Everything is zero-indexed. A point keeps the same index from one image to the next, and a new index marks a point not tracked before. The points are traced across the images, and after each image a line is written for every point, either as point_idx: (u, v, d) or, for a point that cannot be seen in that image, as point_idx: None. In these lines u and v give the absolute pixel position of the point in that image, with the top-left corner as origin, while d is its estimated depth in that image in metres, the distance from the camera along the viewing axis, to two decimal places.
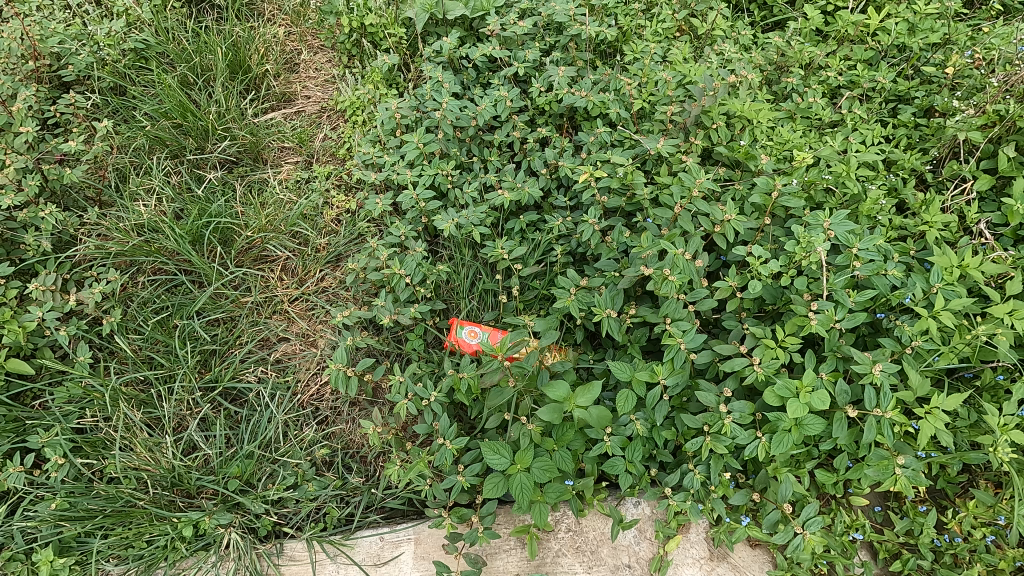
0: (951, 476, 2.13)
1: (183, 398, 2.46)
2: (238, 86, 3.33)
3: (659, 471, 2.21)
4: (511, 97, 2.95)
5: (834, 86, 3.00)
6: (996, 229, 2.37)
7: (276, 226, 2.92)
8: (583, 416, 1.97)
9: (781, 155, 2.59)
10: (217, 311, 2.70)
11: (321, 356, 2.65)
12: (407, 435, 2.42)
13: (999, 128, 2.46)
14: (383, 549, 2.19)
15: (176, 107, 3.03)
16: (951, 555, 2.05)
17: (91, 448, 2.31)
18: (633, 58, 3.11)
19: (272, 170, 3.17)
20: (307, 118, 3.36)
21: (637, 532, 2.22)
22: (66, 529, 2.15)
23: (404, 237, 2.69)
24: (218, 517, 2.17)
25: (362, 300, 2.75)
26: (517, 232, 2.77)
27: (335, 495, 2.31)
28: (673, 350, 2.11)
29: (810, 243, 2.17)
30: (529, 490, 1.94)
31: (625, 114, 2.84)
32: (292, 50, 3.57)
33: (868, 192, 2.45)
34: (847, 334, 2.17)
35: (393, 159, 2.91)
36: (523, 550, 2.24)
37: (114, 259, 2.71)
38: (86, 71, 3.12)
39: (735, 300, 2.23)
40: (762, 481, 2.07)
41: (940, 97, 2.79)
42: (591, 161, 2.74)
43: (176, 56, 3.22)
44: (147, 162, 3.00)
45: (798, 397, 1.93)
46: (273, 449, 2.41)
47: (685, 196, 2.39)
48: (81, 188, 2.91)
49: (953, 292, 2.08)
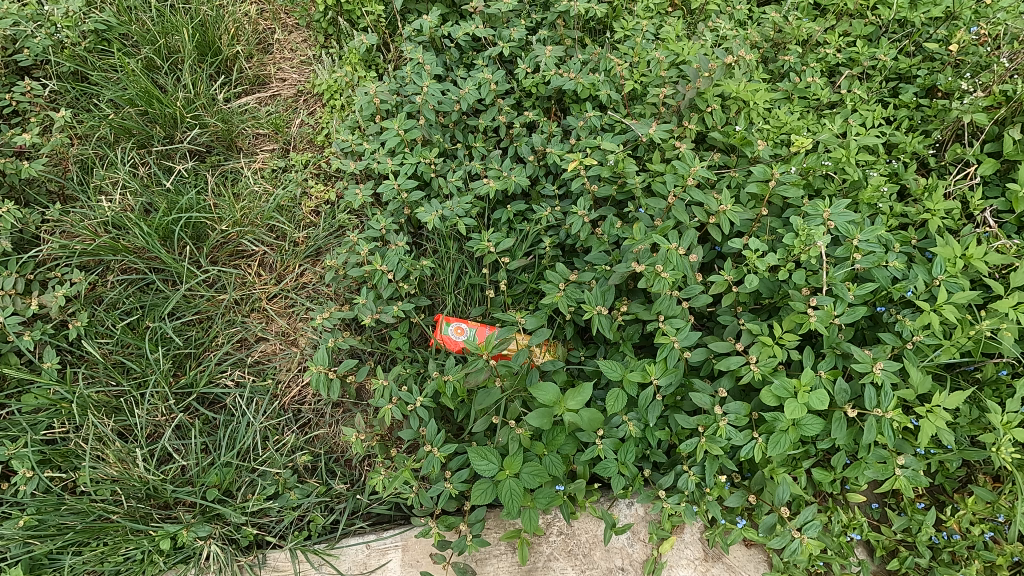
0: (950, 472, 2.08)
1: (157, 405, 2.37)
2: (208, 69, 3.15)
3: (653, 472, 2.14)
4: (496, 80, 2.80)
5: (832, 65, 2.87)
6: (1000, 217, 2.29)
7: (252, 220, 2.80)
8: (574, 420, 1.87)
9: (778, 139, 2.48)
10: (191, 311, 2.60)
11: (301, 357, 2.58)
12: (393, 438, 2.34)
13: (1005, 109, 2.33)
14: (369, 558, 2.13)
15: (141, 94, 2.86)
16: (950, 553, 2.01)
17: (62, 460, 2.22)
18: (623, 36, 2.94)
19: (247, 159, 3.03)
20: (282, 103, 3.21)
21: (630, 534, 2.18)
22: (37, 546, 2.06)
23: (385, 230, 2.57)
24: (196, 529, 2.10)
25: (343, 297, 2.65)
26: (504, 222, 2.66)
27: (319, 503, 2.24)
28: (667, 349, 2.01)
29: (809, 235, 2.06)
30: (518, 497, 1.86)
31: (617, 96, 2.70)
32: (265, 29, 3.39)
33: (869, 178, 2.35)
34: (847, 329, 2.08)
35: (373, 147, 2.76)
36: (513, 554, 2.18)
37: (79, 258, 2.56)
38: (43, 55, 2.88)
39: (731, 295, 2.14)
40: (759, 482, 2.01)
41: (944, 75, 2.67)
42: (580, 147, 2.62)
43: (140, 37, 3.03)
44: (112, 153, 2.83)
45: (796, 398, 1.85)
46: (252, 458, 2.33)
47: (679, 184, 2.28)
48: (42, 182, 2.74)
49: (957, 284, 1.99)
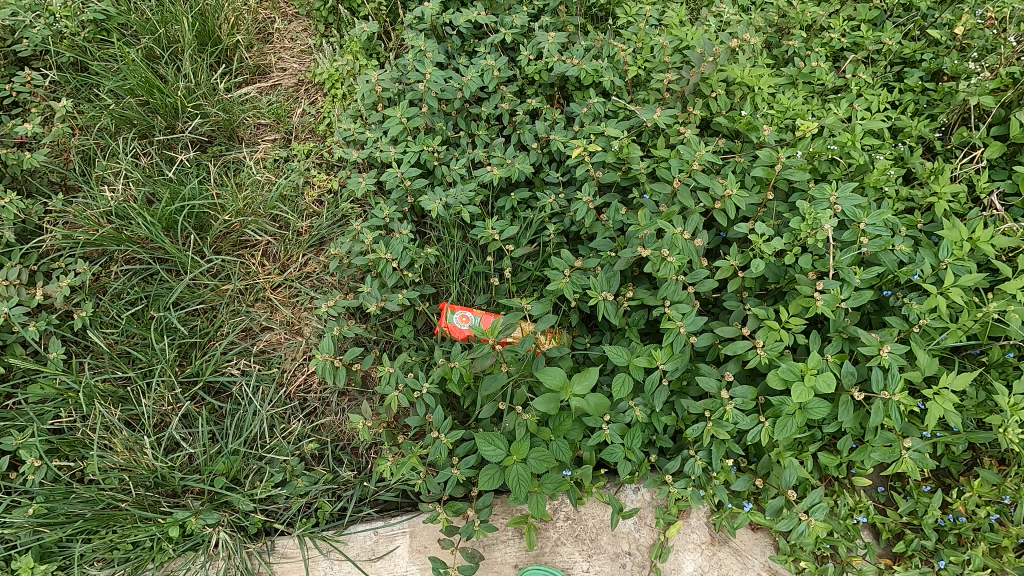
0: (956, 455, 2.08)
1: (163, 394, 2.38)
2: (208, 59, 3.12)
3: (659, 457, 2.15)
4: (498, 66, 2.78)
5: (836, 49, 2.84)
6: (1007, 200, 2.27)
7: (255, 209, 2.79)
8: (581, 405, 1.87)
9: (783, 124, 2.46)
10: (196, 301, 2.61)
11: (307, 345, 2.59)
12: (399, 426, 2.35)
13: (1012, 92, 2.34)
14: (377, 544, 2.15)
15: (141, 83, 2.83)
16: (955, 535, 2.01)
17: (70, 449, 2.24)
18: (626, 22, 2.92)
19: (248, 149, 3.02)
20: (283, 92, 3.19)
21: (637, 519, 2.19)
22: (46, 534, 2.07)
23: (389, 219, 2.56)
24: (205, 517, 2.12)
25: (348, 286, 2.65)
26: (508, 209, 2.66)
27: (327, 490, 2.26)
28: (672, 334, 2.01)
29: (815, 219, 2.06)
30: (525, 482, 1.87)
31: (620, 82, 2.68)
32: (264, 19, 3.36)
33: (874, 162, 2.34)
34: (853, 313, 2.08)
35: (375, 136, 2.74)
36: (520, 540, 2.20)
37: (83, 248, 2.55)
38: (42, 45, 2.87)
39: (737, 280, 2.14)
40: (765, 466, 2.02)
41: (949, 59, 2.65)
42: (584, 134, 2.60)
43: (139, 27, 3.00)
44: (114, 143, 2.82)
45: (802, 381, 1.84)
46: (259, 446, 2.35)
47: (684, 170, 2.26)
48: (44, 173, 2.73)
49: (964, 267, 2.00)
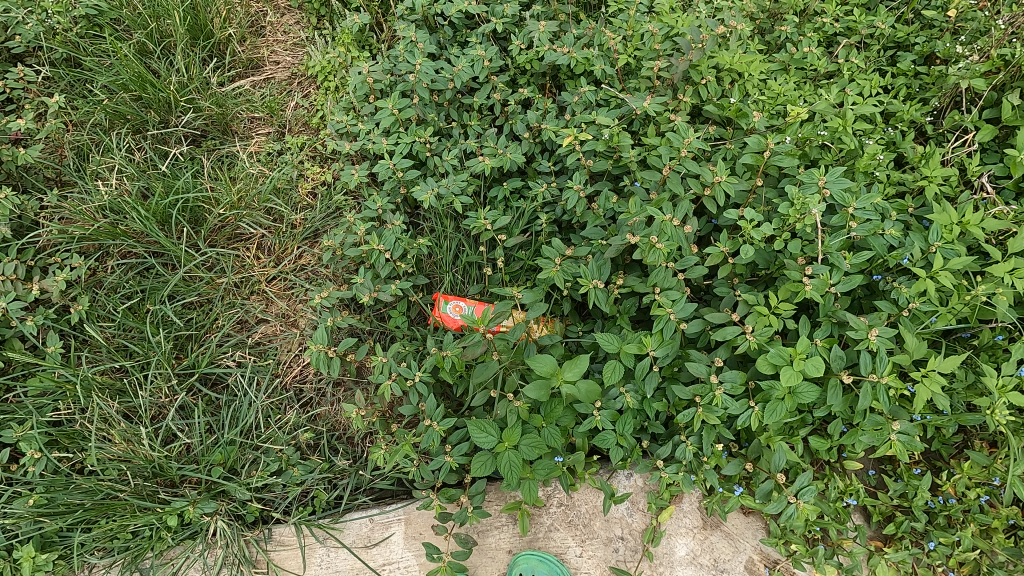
0: (946, 438, 2.10)
1: (160, 385, 2.42)
2: (201, 53, 3.13)
3: (651, 442, 2.17)
4: (489, 56, 2.77)
5: (829, 34, 2.81)
6: (998, 183, 2.27)
7: (248, 203, 2.82)
8: (571, 391, 1.88)
9: (774, 110, 2.46)
10: (191, 293, 2.63)
11: (302, 337, 2.61)
12: (394, 416, 2.38)
13: (1003, 74, 2.31)
14: (373, 531, 2.19)
15: (134, 78, 2.84)
16: (945, 517, 2.02)
17: (69, 441, 2.28)
18: (617, 9, 2.90)
19: (242, 143, 3.03)
20: (276, 86, 3.20)
21: (629, 505, 2.22)
22: (46, 524, 2.11)
23: (382, 210, 2.57)
24: (202, 506, 2.16)
25: (342, 278, 2.67)
26: (500, 199, 2.66)
27: (322, 479, 2.29)
28: (663, 321, 2.02)
29: (804, 204, 2.06)
30: (517, 468, 1.87)
31: (611, 71, 2.67)
32: (257, 12, 3.36)
33: (865, 147, 2.34)
34: (844, 297, 2.08)
35: (367, 128, 2.73)
36: (514, 526, 2.24)
37: (78, 243, 2.58)
38: (35, 41, 2.89)
39: (727, 266, 2.15)
40: (755, 451, 2.03)
41: (942, 42, 2.63)
42: (575, 123, 2.60)
43: (131, 21, 3.00)
44: (107, 139, 2.84)
45: (791, 365, 1.85)
46: (255, 436, 2.38)
47: (674, 157, 2.27)
48: (39, 169, 2.75)
49: (953, 250, 1.98)
